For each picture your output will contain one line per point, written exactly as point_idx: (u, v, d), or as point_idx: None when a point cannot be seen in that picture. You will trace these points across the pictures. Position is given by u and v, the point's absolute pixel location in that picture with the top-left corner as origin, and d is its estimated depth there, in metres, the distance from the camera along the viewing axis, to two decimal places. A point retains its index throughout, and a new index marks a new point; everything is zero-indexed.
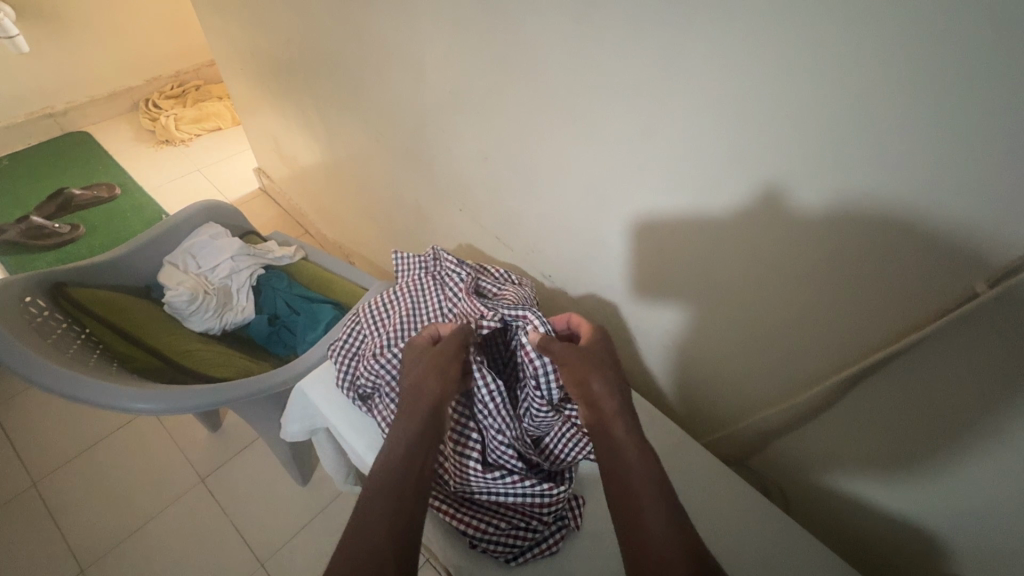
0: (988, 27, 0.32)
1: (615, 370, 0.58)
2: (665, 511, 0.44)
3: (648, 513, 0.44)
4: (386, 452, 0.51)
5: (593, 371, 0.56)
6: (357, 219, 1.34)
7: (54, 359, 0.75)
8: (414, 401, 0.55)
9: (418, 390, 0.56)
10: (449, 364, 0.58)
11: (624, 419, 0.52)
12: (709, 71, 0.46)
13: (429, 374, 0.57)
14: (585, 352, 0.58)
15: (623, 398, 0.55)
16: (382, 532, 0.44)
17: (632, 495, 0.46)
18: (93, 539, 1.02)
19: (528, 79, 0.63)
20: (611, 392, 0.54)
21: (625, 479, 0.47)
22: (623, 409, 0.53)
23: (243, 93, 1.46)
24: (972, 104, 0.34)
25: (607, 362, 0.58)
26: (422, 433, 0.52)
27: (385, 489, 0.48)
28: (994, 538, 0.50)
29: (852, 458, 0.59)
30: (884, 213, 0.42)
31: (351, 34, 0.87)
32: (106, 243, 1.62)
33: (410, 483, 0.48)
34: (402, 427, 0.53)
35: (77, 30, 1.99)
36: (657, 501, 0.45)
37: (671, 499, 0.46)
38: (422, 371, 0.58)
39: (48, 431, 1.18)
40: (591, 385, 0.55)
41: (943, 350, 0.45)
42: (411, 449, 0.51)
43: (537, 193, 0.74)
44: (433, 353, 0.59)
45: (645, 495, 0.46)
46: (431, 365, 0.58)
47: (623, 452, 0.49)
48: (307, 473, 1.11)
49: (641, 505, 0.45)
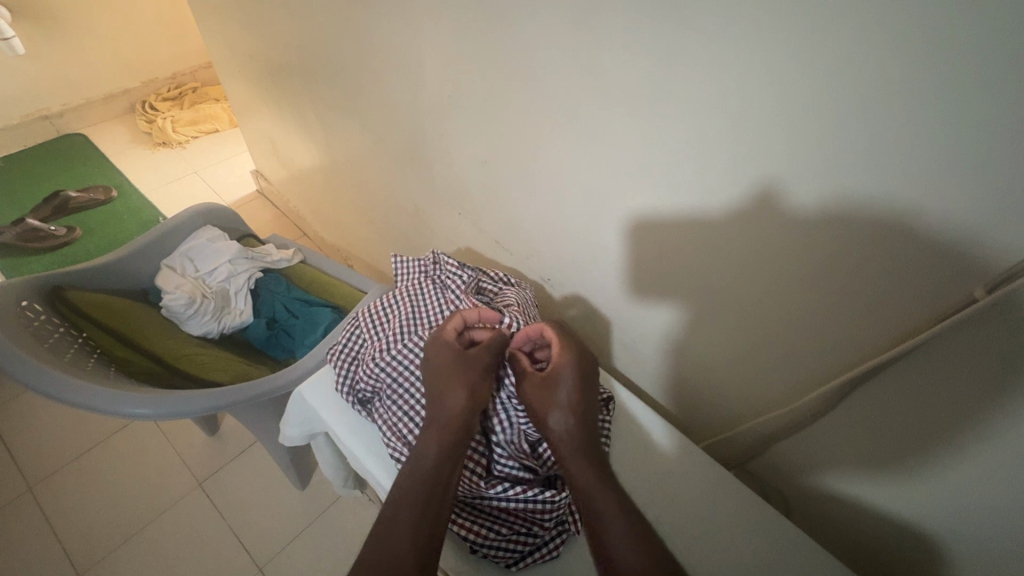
0: (991, 38, 0.32)
1: (583, 396, 0.56)
2: (637, 545, 0.44)
3: (616, 548, 0.44)
4: (413, 461, 0.52)
5: (547, 404, 0.56)
6: (355, 222, 1.34)
7: (51, 364, 0.75)
8: (445, 409, 0.55)
9: (448, 396, 0.56)
10: (478, 371, 0.58)
11: (585, 453, 0.52)
12: (714, 79, 0.45)
13: (460, 382, 0.57)
14: (550, 384, 0.57)
15: (585, 430, 0.54)
16: (405, 542, 0.45)
17: (602, 528, 0.46)
18: (90, 544, 1.02)
19: (529, 84, 0.62)
20: (573, 427, 0.54)
21: (593, 517, 0.47)
22: (584, 446, 0.53)
23: (240, 96, 1.45)
24: (966, 114, 0.35)
25: (585, 386, 0.57)
26: (449, 442, 0.53)
27: (412, 497, 0.48)
28: (996, 543, 0.50)
29: (849, 461, 0.59)
30: (883, 219, 0.42)
31: (350, 37, 0.87)
32: (103, 247, 1.61)
33: (437, 493, 0.49)
34: (432, 436, 0.53)
35: (73, 32, 1.98)
36: (628, 533, 0.45)
37: (641, 528, 0.46)
38: (443, 380, 0.57)
39: (45, 436, 1.17)
40: (551, 424, 0.55)
41: (941, 356, 0.45)
42: (439, 456, 0.51)
43: (537, 198, 0.74)
44: (467, 358, 0.59)
45: (613, 529, 0.46)
46: (462, 371, 0.58)
47: (588, 488, 0.49)
48: (306, 477, 1.10)
49: (607, 541, 0.45)
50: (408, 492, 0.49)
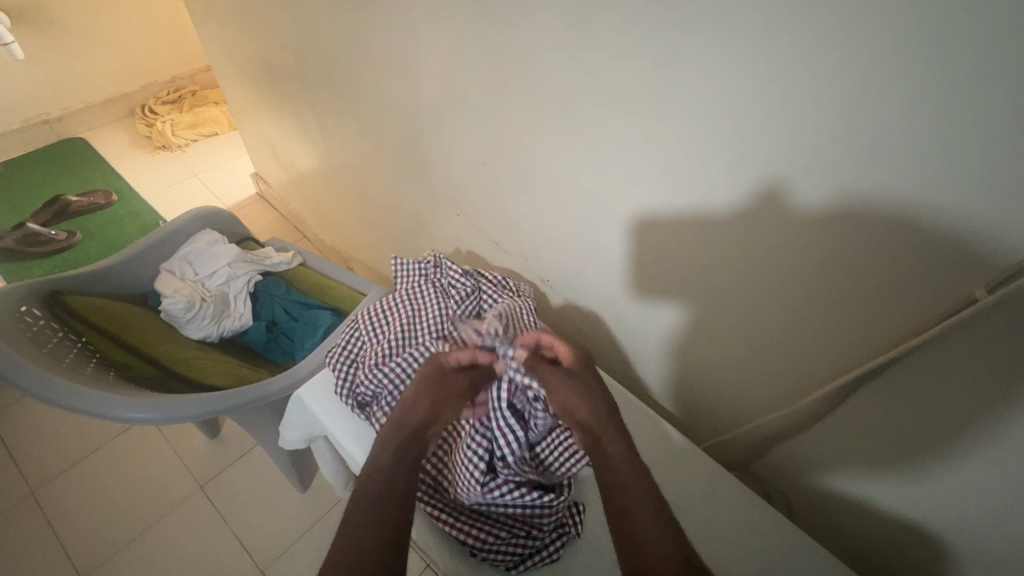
0: (994, 32, 0.31)
1: (602, 394, 0.57)
2: (663, 528, 0.45)
3: (645, 529, 0.45)
4: (374, 466, 0.52)
5: (576, 395, 0.56)
6: (355, 225, 1.34)
7: (50, 369, 0.75)
8: (405, 416, 0.56)
9: (412, 404, 0.57)
10: (445, 381, 0.59)
11: (615, 433, 0.53)
12: (715, 75, 0.45)
13: (425, 392, 0.58)
14: (575, 378, 0.58)
15: (608, 414, 0.55)
16: (370, 542, 0.45)
17: (628, 509, 0.47)
18: (92, 546, 1.02)
19: (526, 83, 0.62)
20: (597, 416, 0.55)
21: (622, 500, 0.48)
22: (613, 427, 0.54)
23: (240, 100, 1.46)
24: (969, 110, 0.34)
25: (596, 384, 0.58)
26: (404, 451, 0.53)
27: (372, 503, 0.48)
28: (1000, 543, 0.50)
29: (852, 461, 0.59)
30: (885, 218, 0.42)
31: (348, 37, 0.87)
32: (103, 250, 1.61)
33: (394, 500, 0.49)
34: (390, 442, 0.54)
35: (72, 36, 1.99)
36: (657, 521, 0.45)
37: (664, 512, 0.47)
38: (410, 390, 0.59)
39: (46, 440, 1.17)
40: (579, 414, 0.55)
41: (943, 355, 0.45)
42: (397, 464, 0.52)
43: (535, 197, 0.73)
44: (434, 366, 0.61)
45: (640, 512, 0.46)
46: (429, 378, 0.59)
47: (619, 468, 0.50)
48: (307, 479, 1.11)
49: (637, 522, 0.46)
50: (367, 499, 0.48)
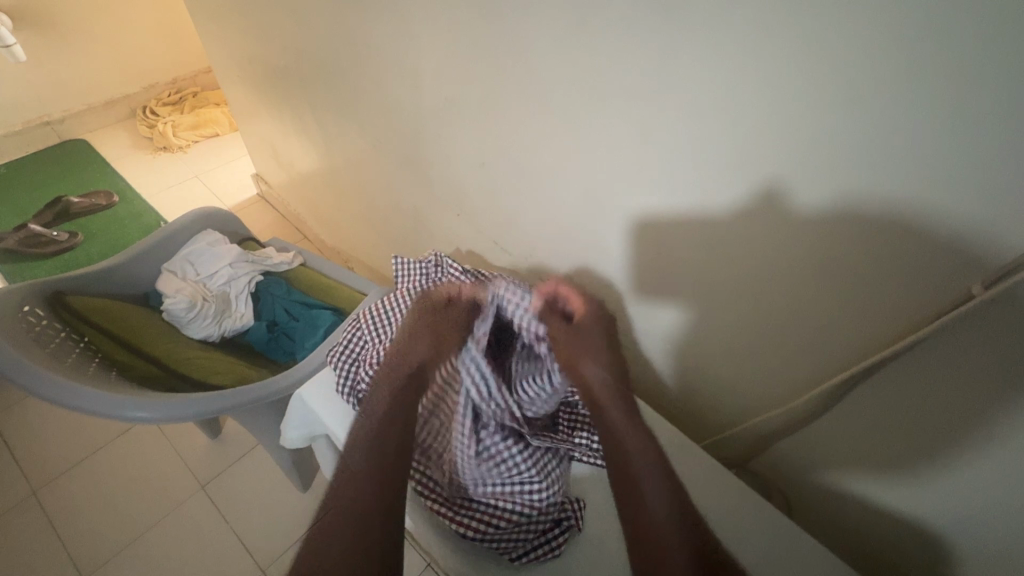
0: (991, 29, 0.32)
1: (614, 359, 0.59)
2: (667, 498, 0.48)
3: (650, 497, 0.48)
4: (374, 415, 0.57)
5: (584, 354, 0.57)
6: (355, 225, 1.34)
7: (53, 368, 0.75)
8: (405, 365, 0.60)
9: (412, 354, 0.61)
10: (448, 332, 0.62)
11: (620, 403, 0.56)
12: (714, 73, 0.45)
13: (426, 341, 0.61)
14: (581, 334, 0.59)
15: (616, 380, 0.57)
16: (367, 496, 0.50)
17: (635, 482, 0.49)
18: (93, 547, 1.02)
19: (526, 82, 0.62)
20: (604, 376, 0.57)
21: (628, 471, 0.50)
22: (618, 396, 0.56)
23: (240, 101, 1.46)
24: (966, 106, 0.34)
25: (604, 345, 0.59)
26: (400, 402, 0.57)
27: (372, 460, 0.53)
28: (999, 539, 0.50)
29: (851, 458, 0.59)
30: (882, 215, 0.42)
31: (349, 38, 0.87)
32: (104, 251, 1.61)
33: (389, 455, 0.53)
34: (386, 392, 0.58)
35: (74, 39, 2.00)
36: (660, 488, 0.49)
37: (672, 479, 0.50)
38: (411, 342, 0.62)
39: (47, 440, 1.18)
40: (583, 370, 0.56)
41: (940, 352, 0.45)
42: (392, 417, 0.56)
43: (535, 196, 0.74)
44: (434, 322, 0.64)
45: (647, 484, 0.49)
46: (430, 331, 0.63)
47: (624, 436, 0.53)
48: (307, 479, 1.11)
49: (643, 490, 0.49)
50: (363, 453, 0.54)
